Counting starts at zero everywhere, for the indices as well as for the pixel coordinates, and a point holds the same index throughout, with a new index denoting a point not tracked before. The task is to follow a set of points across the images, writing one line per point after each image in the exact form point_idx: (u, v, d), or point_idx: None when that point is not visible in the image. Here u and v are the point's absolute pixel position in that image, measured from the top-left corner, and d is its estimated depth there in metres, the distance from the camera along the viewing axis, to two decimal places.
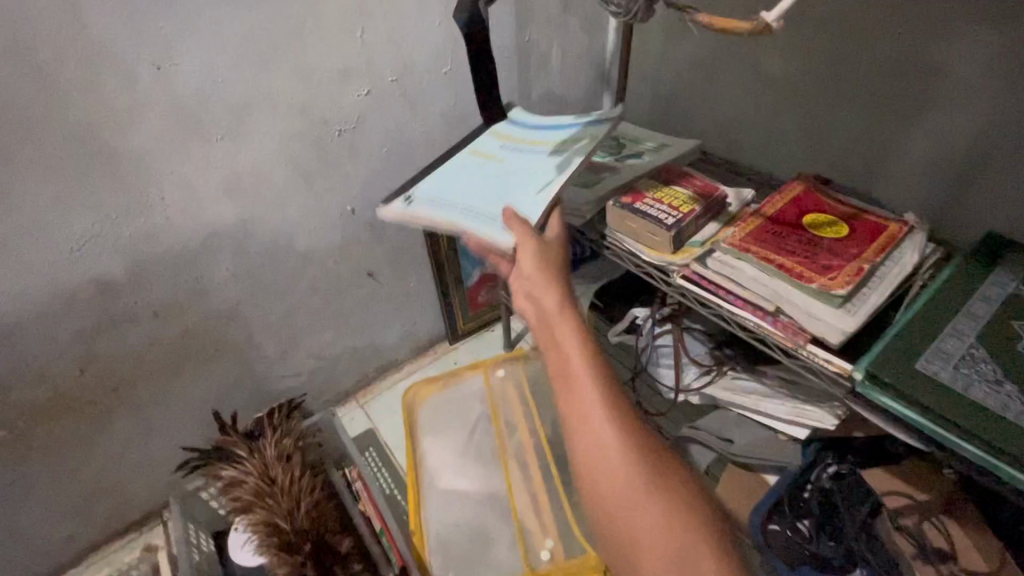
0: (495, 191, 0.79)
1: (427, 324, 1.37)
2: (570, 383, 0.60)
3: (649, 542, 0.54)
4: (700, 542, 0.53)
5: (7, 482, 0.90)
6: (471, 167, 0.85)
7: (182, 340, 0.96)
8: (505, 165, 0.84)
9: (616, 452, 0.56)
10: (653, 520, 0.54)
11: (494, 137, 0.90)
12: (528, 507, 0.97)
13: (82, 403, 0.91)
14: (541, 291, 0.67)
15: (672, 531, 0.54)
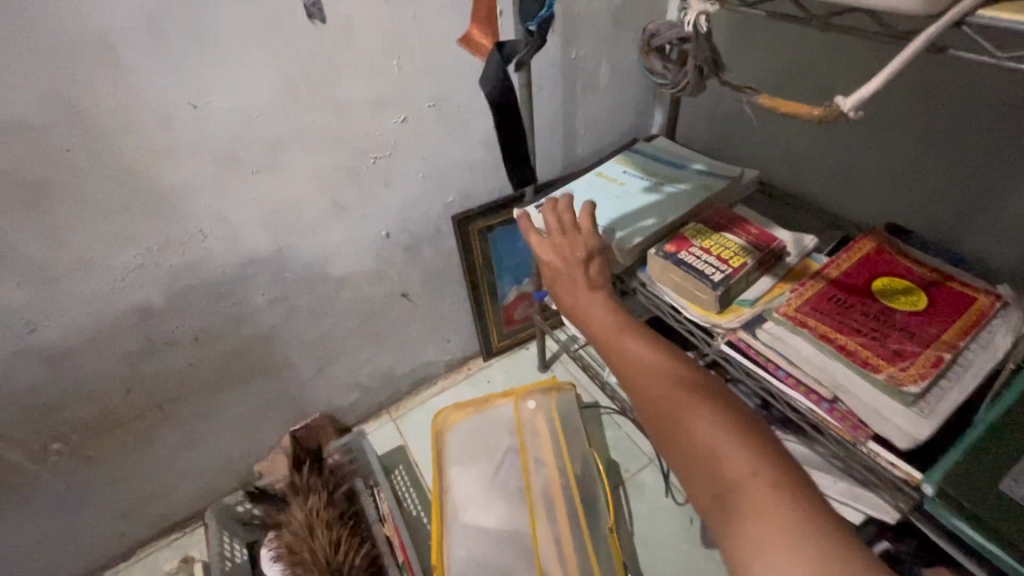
0: (620, 208, 0.86)
1: (462, 341, 1.36)
2: (609, 334, 0.64)
3: (694, 454, 0.48)
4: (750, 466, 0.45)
5: (64, 488, 0.96)
6: (597, 186, 0.93)
7: (221, 361, 0.99)
8: (630, 188, 0.91)
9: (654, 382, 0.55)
10: (697, 447, 0.49)
11: (619, 163, 0.98)
12: (552, 552, 0.93)
13: (129, 418, 0.96)
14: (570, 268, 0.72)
15: (717, 445, 0.47)
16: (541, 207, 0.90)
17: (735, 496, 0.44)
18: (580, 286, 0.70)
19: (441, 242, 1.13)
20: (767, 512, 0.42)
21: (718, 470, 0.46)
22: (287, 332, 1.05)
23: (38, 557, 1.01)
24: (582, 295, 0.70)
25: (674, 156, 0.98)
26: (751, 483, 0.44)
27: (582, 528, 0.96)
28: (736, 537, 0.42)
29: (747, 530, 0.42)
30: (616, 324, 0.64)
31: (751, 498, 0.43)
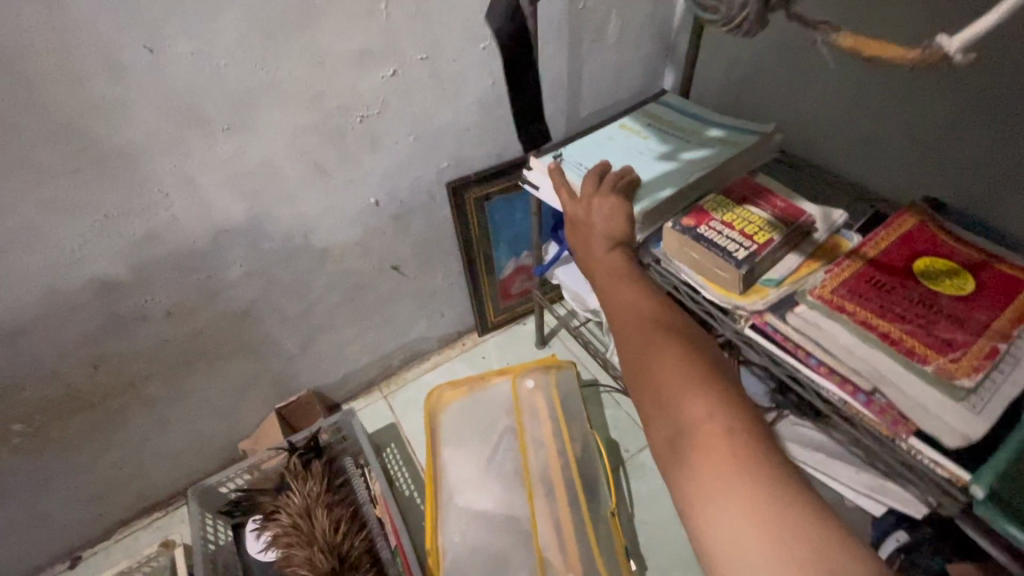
0: (641, 163, 0.81)
1: (456, 316, 1.29)
2: (606, 277, 0.64)
3: (660, 394, 0.48)
4: (712, 415, 0.45)
5: (29, 472, 0.90)
6: (618, 139, 0.88)
7: (195, 337, 0.92)
8: (652, 143, 0.86)
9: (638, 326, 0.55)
10: (663, 386, 0.49)
11: (641, 116, 0.93)
12: (552, 536, 0.89)
13: (97, 398, 0.89)
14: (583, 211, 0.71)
15: (683, 390, 0.47)
16: (556, 157, 0.85)
17: (687, 438, 0.45)
18: (592, 231, 0.69)
19: (434, 211, 1.05)
20: (712, 457, 0.43)
21: (677, 411, 0.47)
22: (267, 307, 0.97)
23: (9, 539, 0.96)
24: (586, 237, 0.69)
25: (699, 111, 0.93)
26: (707, 430, 0.44)
27: (583, 516, 0.91)
28: (683, 474, 0.44)
29: (690, 467, 0.43)
30: (618, 269, 0.64)
31: (705, 440, 0.44)
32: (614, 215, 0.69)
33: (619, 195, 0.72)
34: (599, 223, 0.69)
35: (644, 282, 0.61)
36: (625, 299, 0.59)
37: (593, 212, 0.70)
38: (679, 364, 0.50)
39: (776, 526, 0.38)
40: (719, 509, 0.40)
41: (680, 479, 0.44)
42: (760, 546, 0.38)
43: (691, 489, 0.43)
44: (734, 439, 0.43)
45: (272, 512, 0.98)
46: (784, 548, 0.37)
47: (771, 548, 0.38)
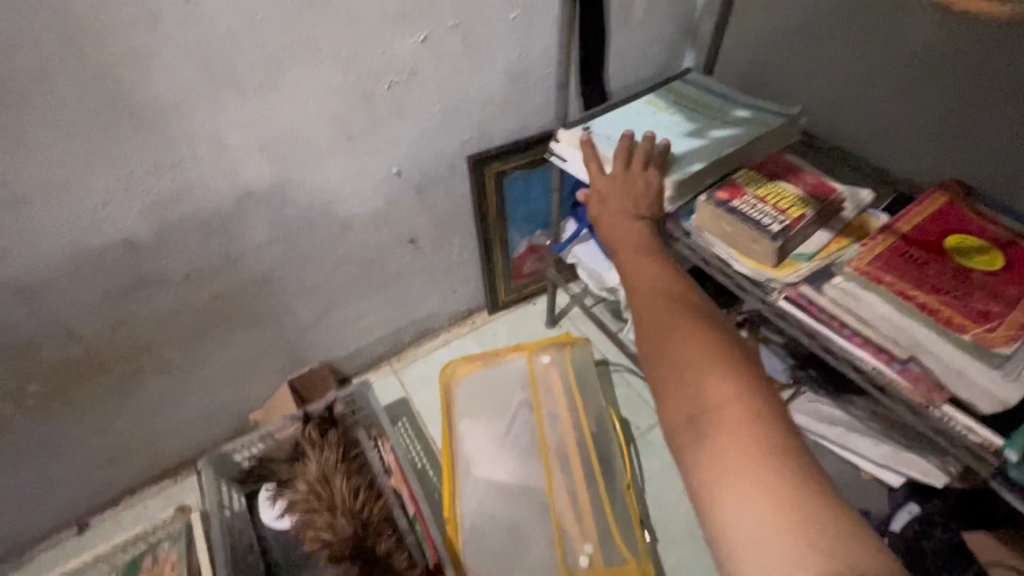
0: (672, 138, 0.82)
1: (469, 293, 1.29)
2: (631, 257, 0.64)
3: (682, 370, 0.48)
4: (736, 398, 0.45)
5: (42, 434, 0.89)
6: (646, 114, 0.88)
7: (214, 303, 0.91)
8: (681, 119, 0.87)
9: (664, 304, 0.55)
10: (688, 363, 0.49)
11: (668, 94, 0.93)
12: (568, 506, 0.91)
13: (114, 361, 0.88)
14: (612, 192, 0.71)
15: (708, 370, 0.47)
16: (587, 130, 0.84)
17: (707, 416, 0.44)
18: (618, 211, 0.69)
19: (454, 185, 1.04)
20: (734, 438, 0.43)
21: (698, 389, 0.47)
22: (285, 275, 0.96)
23: (18, 501, 0.95)
24: (611, 217, 0.69)
25: (725, 91, 0.93)
26: (730, 411, 0.44)
27: (599, 487, 0.93)
28: (699, 449, 0.43)
29: (710, 445, 0.43)
30: (643, 250, 0.64)
31: (728, 420, 0.44)
32: (642, 201, 0.70)
33: (649, 181, 0.72)
34: (626, 204, 0.69)
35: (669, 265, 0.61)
36: (649, 277, 0.59)
37: (622, 194, 0.70)
38: (705, 344, 0.49)
39: (794, 509, 0.38)
40: (734, 487, 0.41)
41: (695, 455, 0.43)
42: (773, 529, 0.38)
43: (705, 459, 0.43)
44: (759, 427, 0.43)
45: (288, 480, 0.98)
46: (798, 533, 0.38)
47: (787, 533, 0.38)
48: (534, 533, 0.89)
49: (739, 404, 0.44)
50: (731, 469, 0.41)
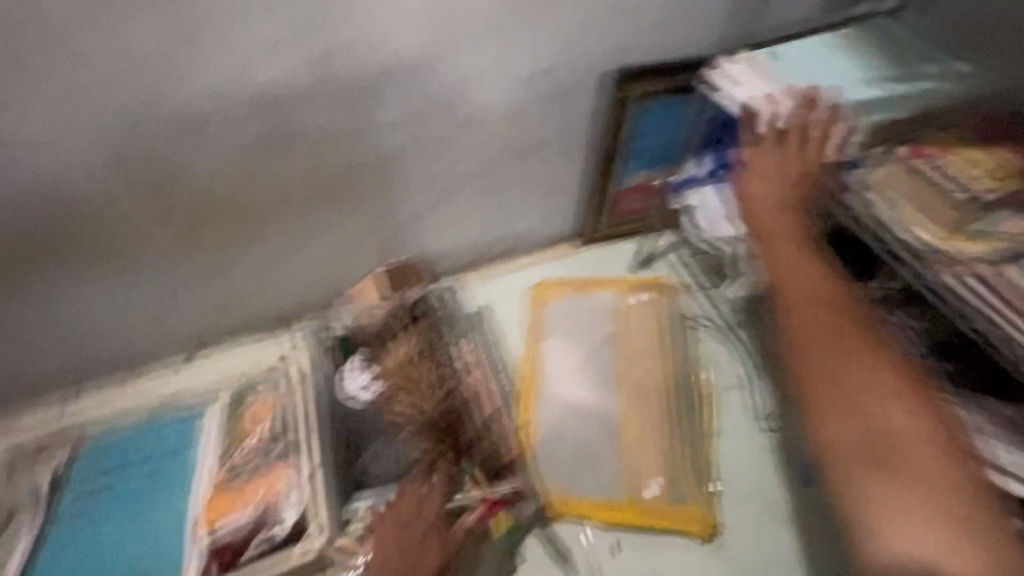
0: (860, 83, 0.77)
1: (567, 220, 1.26)
2: (789, 267, 0.68)
3: (851, 408, 0.58)
4: (898, 421, 0.56)
5: (156, 267, 0.91)
6: (842, 51, 0.81)
7: (338, 171, 0.92)
8: (877, 64, 0.80)
9: (830, 336, 0.61)
10: (863, 401, 0.58)
11: (861, 35, 0.84)
12: (639, 437, 0.92)
13: (237, 208, 0.90)
14: (770, 189, 0.73)
15: (881, 403, 0.57)
16: (771, 56, 0.80)
17: (875, 447, 0.55)
18: (772, 213, 0.71)
19: (587, 98, 0.99)
20: (909, 473, 0.54)
21: (869, 423, 0.57)
22: (405, 161, 0.96)
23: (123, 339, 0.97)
24: (768, 217, 0.72)
25: (940, 36, 0.83)
26: (907, 446, 0.55)
27: (673, 427, 0.93)
28: (881, 482, 0.54)
29: (874, 483, 0.54)
30: (802, 260, 0.68)
31: (898, 450, 0.55)
32: (801, 194, 0.72)
33: (809, 172, 0.72)
34: (777, 206, 0.72)
35: (829, 277, 0.66)
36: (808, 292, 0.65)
37: (781, 190, 0.72)
38: (872, 384, 0.58)
39: (952, 516, 0.51)
40: (907, 518, 0.52)
41: (870, 485, 0.54)
42: (942, 542, 0.50)
43: (873, 489, 0.54)
44: (905, 427, 0.56)
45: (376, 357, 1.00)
46: (959, 543, 0.50)
47: (935, 538, 0.51)
48: (604, 453, 0.91)
49: (911, 438, 0.55)
50: (904, 493, 0.53)
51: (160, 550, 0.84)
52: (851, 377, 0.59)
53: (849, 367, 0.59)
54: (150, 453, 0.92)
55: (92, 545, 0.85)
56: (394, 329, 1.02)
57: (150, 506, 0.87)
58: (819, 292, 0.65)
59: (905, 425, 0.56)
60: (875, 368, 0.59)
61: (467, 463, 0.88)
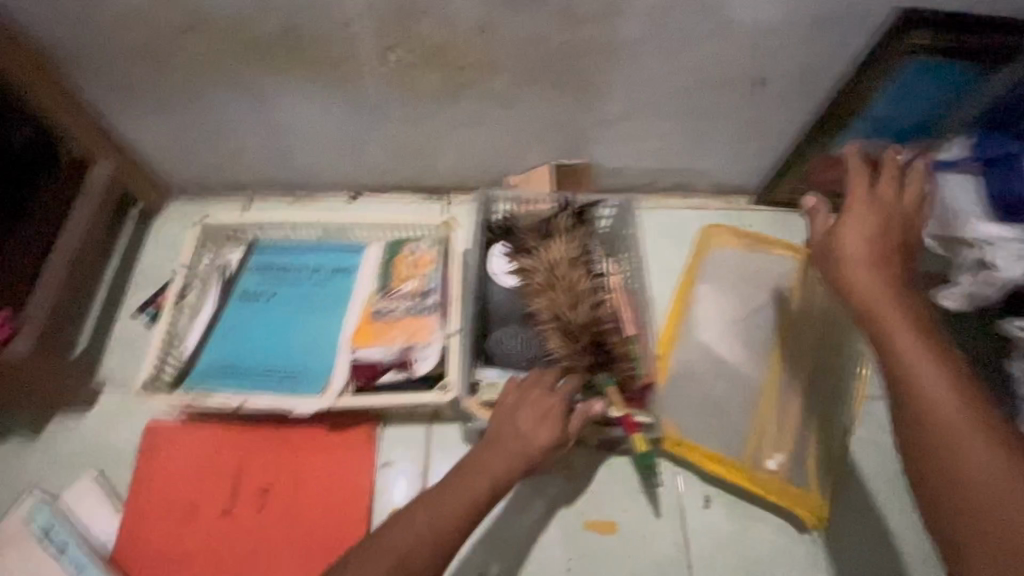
0: None
1: (755, 168, 1.16)
2: (872, 308, 0.60)
3: (931, 462, 0.51)
4: (985, 468, 0.48)
5: (374, 102, 0.98)
6: None
7: (561, 50, 0.88)
8: None
9: (904, 381, 0.55)
10: (941, 449, 0.51)
11: None
12: (776, 409, 0.87)
13: (457, 65, 0.90)
14: (844, 230, 0.66)
15: (960, 448, 0.50)
16: None
17: (964, 505, 0.49)
18: (856, 258, 0.64)
19: (855, 32, 0.86)
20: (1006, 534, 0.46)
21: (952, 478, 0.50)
22: (634, 55, 0.90)
23: (319, 144, 1.08)
24: (843, 261, 0.65)
25: None
26: (1000, 498, 0.47)
27: (815, 414, 0.86)
28: (962, 546, 0.48)
29: (964, 548, 0.48)
30: (880, 297, 0.60)
31: (986, 503, 0.47)
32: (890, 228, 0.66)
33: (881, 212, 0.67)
34: (863, 239, 0.65)
35: (910, 312, 0.58)
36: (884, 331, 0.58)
37: (855, 231, 0.66)
38: (951, 427, 0.51)
39: None
40: None
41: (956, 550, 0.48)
42: None
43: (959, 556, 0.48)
44: (987, 478, 0.48)
45: (529, 250, 0.98)
46: None
47: None
48: (733, 413, 0.87)
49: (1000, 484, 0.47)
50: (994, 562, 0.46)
51: (315, 354, 0.88)
52: (945, 428, 0.51)
53: (940, 418, 0.51)
54: (321, 270, 0.97)
55: (258, 329, 0.90)
56: (548, 229, 0.99)
57: (313, 315, 0.92)
58: (897, 329, 0.57)
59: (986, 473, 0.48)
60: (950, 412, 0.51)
61: (607, 373, 0.84)
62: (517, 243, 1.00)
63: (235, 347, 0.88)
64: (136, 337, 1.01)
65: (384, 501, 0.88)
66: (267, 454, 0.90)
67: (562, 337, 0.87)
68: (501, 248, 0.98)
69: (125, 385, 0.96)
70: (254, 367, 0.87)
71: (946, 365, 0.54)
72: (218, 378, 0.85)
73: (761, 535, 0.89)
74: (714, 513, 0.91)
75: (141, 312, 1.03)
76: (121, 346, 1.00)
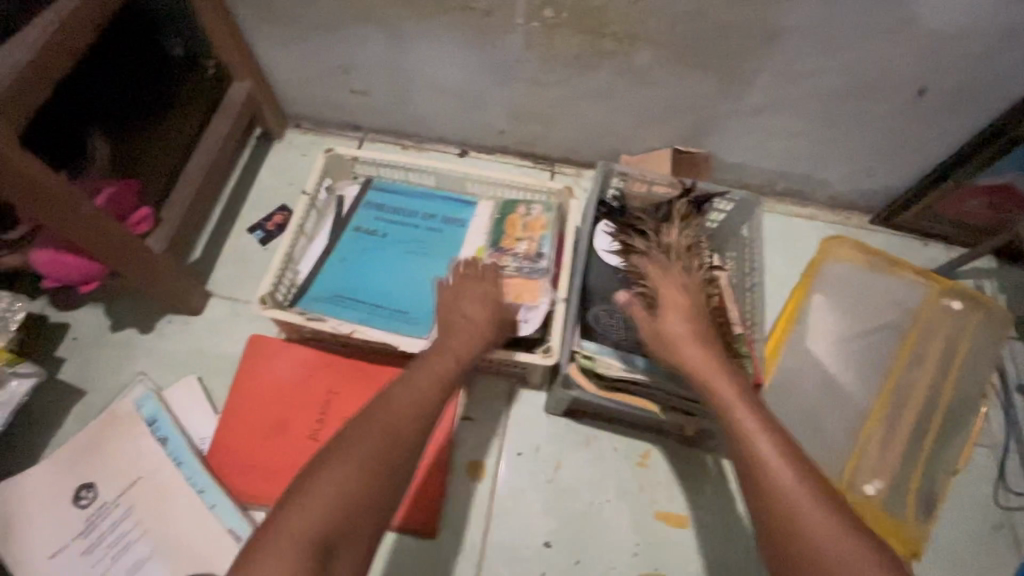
0: None
1: (883, 186, 1.10)
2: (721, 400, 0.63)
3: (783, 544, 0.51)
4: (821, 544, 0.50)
5: (504, 61, 0.95)
6: None
7: (714, 33, 0.83)
8: None
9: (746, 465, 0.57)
10: (792, 526, 0.52)
11: None
12: (881, 434, 0.82)
13: (602, 33, 0.87)
14: (676, 331, 0.70)
15: (802, 527, 0.51)
16: None
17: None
18: (683, 338, 0.69)
19: None
20: None
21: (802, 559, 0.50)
22: (795, 46, 0.83)
23: (438, 93, 1.06)
24: (693, 356, 0.68)
25: None
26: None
27: (921, 452, 0.82)
28: None
29: None
30: (723, 387, 0.63)
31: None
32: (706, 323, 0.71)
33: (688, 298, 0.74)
34: (686, 325, 0.70)
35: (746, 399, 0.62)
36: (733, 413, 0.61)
37: (672, 338, 0.70)
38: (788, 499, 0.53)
39: None
40: None
41: None
42: None
43: None
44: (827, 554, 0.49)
45: (641, 232, 0.97)
46: None
47: None
48: (835, 431, 0.84)
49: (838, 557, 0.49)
50: None
51: (421, 297, 0.89)
52: (779, 501, 0.53)
53: (774, 495, 0.53)
54: (434, 217, 0.98)
55: (369, 263, 0.92)
56: (666, 214, 0.98)
57: (423, 260, 0.93)
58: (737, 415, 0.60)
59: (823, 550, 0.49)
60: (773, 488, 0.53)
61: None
62: (630, 223, 0.98)
63: (347, 277, 0.90)
64: (244, 253, 1.04)
65: (463, 450, 0.90)
66: (357, 384, 0.91)
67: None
68: (610, 224, 0.99)
69: (231, 297, 1.00)
70: (363, 299, 0.88)
71: (774, 440, 0.57)
72: (329, 303, 0.87)
73: None
74: None
75: (251, 231, 1.07)
76: (230, 260, 1.04)
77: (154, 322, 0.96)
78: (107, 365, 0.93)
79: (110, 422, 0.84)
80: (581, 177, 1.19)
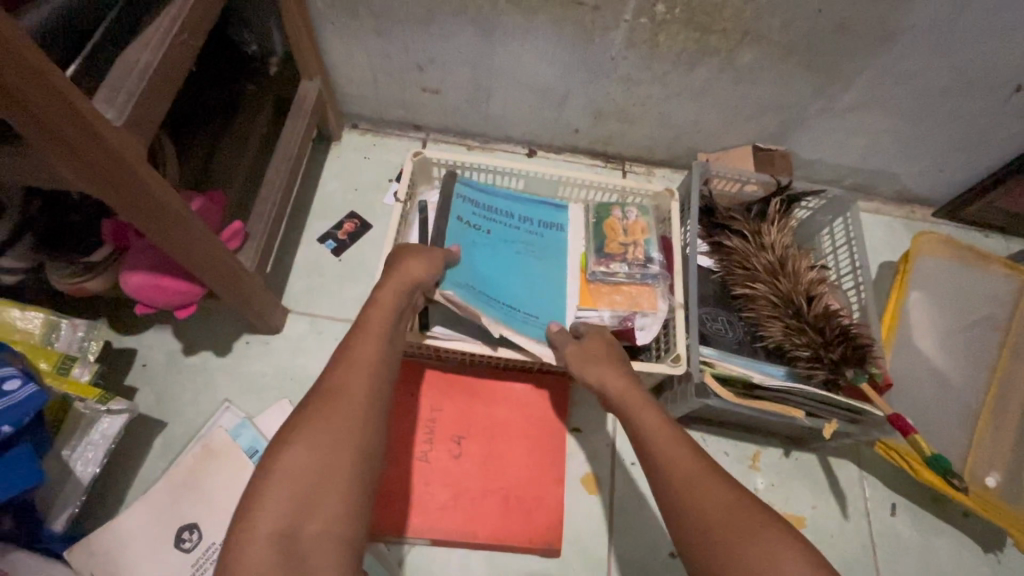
0: None
1: (951, 182, 1.12)
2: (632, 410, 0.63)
3: (692, 510, 0.50)
4: (722, 494, 0.50)
5: (601, 60, 0.92)
6: None
7: (827, 32, 0.83)
8: None
9: (657, 450, 0.57)
10: (701, 487, 0.51)
11: None
12: (994, 426, 0.85)
13: (713, 30, 0.84)
14: (598, 361, 0.71)
15: (696, 488, 0.51)
16: None
17: (721, 522, 0.48)
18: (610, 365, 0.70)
19: None
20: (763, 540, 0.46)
21: (699, 507, 0.50)
22: (905, 46, 0.84)
23: (517, 91, 1.01)
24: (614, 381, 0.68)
25: None
26: (745, 513, 0.48)
27: None
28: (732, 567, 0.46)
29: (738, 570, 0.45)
30: (639, 397, 0.65)
31: (732, 522, 0.48)
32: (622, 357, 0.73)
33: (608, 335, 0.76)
34: (608, 348, 0.73)
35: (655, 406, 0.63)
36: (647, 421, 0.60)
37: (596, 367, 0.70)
38: (688, 465, 0.54)
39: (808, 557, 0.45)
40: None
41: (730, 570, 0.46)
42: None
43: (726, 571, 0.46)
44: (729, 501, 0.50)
45: (735, 234, 0.95)
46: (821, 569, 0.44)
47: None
48: (945, 426, 0.87)
49: (731, 502, 0.49)
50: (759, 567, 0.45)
51: (545, 304, 0.84)
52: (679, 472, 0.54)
53: (681, 469, 0.54)
54: (534, 221, 0.93)
55: (483, 261, 0.86)
56: (760, 214, 0.97)
57: (534, 267, 0.88)
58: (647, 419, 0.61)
59: (722, 498, 0.50)
60: (678, 463, 0.54)
61: (857, 371, 0.79)
62: (724, 226, 0.95)
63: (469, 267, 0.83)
64: (319, 265, 0.98)
65: (576, 463, 0.88)
66: (462, 404, 0.87)
67: (786, 326, 0.84)
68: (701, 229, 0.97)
69: (311, 314, 0.93)
70: (491, 296, 0.81)
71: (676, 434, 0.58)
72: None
73: (943, 553, 0.88)
74: (900, 521, 0.89)
75: (322, 241, 1.00)
76: (303, 273, 0.97)
77: (230, 344, 0.88)
78: (183, 393, 0.85)
79: (206, 456, 0.78)
80: (652, 175, 1.17)
